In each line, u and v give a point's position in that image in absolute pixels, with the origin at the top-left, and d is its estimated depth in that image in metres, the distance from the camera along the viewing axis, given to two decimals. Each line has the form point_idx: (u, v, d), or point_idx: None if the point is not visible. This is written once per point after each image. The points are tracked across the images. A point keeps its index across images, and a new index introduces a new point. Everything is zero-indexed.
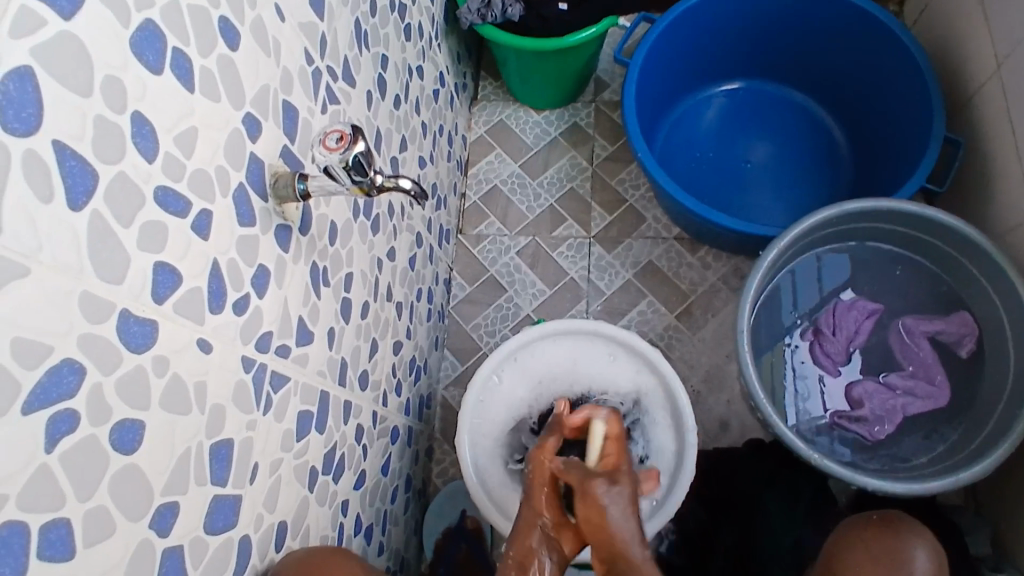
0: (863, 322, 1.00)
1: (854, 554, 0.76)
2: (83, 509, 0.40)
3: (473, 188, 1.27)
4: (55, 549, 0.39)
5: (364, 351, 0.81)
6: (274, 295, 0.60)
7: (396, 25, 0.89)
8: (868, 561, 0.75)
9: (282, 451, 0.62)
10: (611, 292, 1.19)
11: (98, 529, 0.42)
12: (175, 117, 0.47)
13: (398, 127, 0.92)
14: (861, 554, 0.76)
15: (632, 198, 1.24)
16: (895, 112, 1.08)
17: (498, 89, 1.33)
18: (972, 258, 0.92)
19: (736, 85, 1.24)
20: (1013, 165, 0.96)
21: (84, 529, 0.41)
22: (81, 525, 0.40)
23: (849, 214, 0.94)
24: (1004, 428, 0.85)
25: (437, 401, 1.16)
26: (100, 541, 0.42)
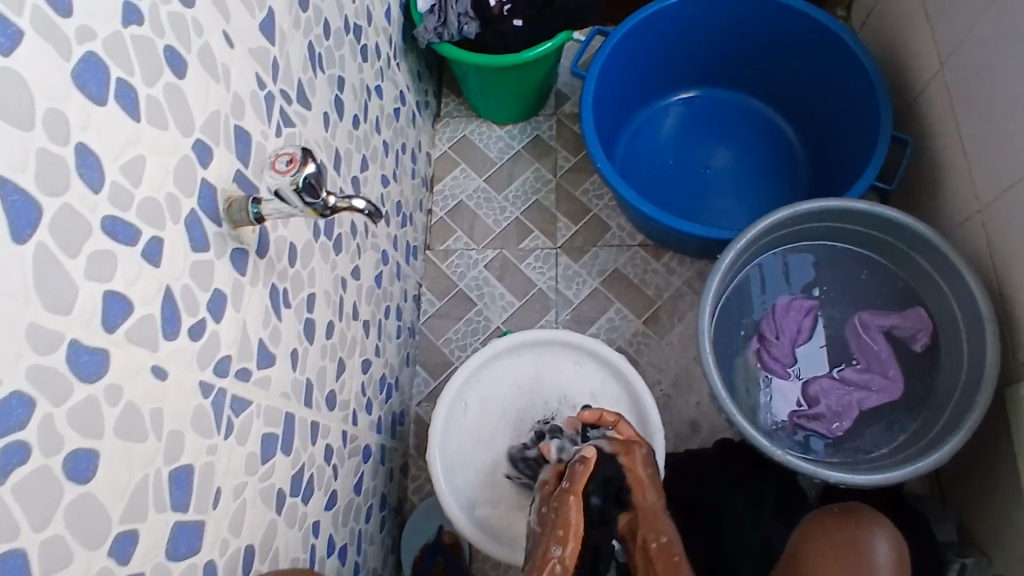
0: (803, 320, 1.02)
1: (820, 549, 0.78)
2: (38, 540, 0.40)
3: (440, 204, 1.28)
4: None
5: (330, 371, 0.82)
6: (231, 319, 0.60)
7: (352, 46, 0.91)
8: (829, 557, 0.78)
9: (246, 474, 0.62)
10: (578, 300, 1.21)
11: (53, 560, 0.42)
12: (122, 145, 0.47)
13: (358, 147, 0.93)
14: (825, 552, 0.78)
15: (596, 208, 1.26)
16: (844, 114, 1.11)
17: (460, 105, 1.35)
18: (923, 253, 0.95)
19: (692, 93, 1.27)
20: (959, 161, 0.99)
21: (39, 560, 0.41)
22: (37, 556, 0.40)
23: (802, 215, 0.97)
24: (961, 415, 0.87)
25: (411, 417, 1.16)
26: (57, 572, 0.42)
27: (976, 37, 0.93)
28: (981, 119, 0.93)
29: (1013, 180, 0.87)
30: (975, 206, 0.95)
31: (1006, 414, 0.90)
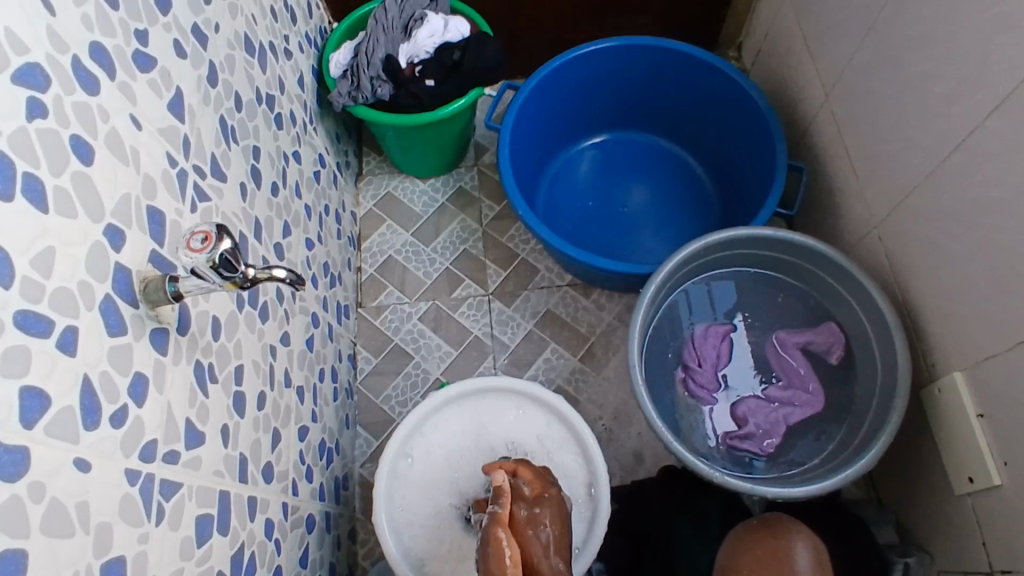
0: (720, 345, 1.08)
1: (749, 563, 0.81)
2: None
3: (369, 261, 1.29)
4: None
5: (265, 442, 0.80)
6: (154, 402, 0.59)
7: (266, 115, 0.92)
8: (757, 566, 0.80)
9: (181, 560, 0.60)
10: (515, 344, 1.22)
11: None
12: (31, 237, 0.47)
13: (279, 213, 0.94)
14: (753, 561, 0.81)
15: (524, 252, 1.29)
16: (743, 147, 1.19)
17: (381, 163, 1.37)
18: (827, 271, 1.01)
19: (603, 137, 1.34)
20: (850, 183, 1.07)
21: None
22: None
23: (716, 245, 1.03)
24: (880, 420, 0.92)
25: (355, 480, 1.14)
26: None
27: (853, 70, 1.02)
28: (865, 143, 1.02)
29: (900, 197, 0.95)
30: (870, 222, 1.03)
31: (923, 414, 0.95)
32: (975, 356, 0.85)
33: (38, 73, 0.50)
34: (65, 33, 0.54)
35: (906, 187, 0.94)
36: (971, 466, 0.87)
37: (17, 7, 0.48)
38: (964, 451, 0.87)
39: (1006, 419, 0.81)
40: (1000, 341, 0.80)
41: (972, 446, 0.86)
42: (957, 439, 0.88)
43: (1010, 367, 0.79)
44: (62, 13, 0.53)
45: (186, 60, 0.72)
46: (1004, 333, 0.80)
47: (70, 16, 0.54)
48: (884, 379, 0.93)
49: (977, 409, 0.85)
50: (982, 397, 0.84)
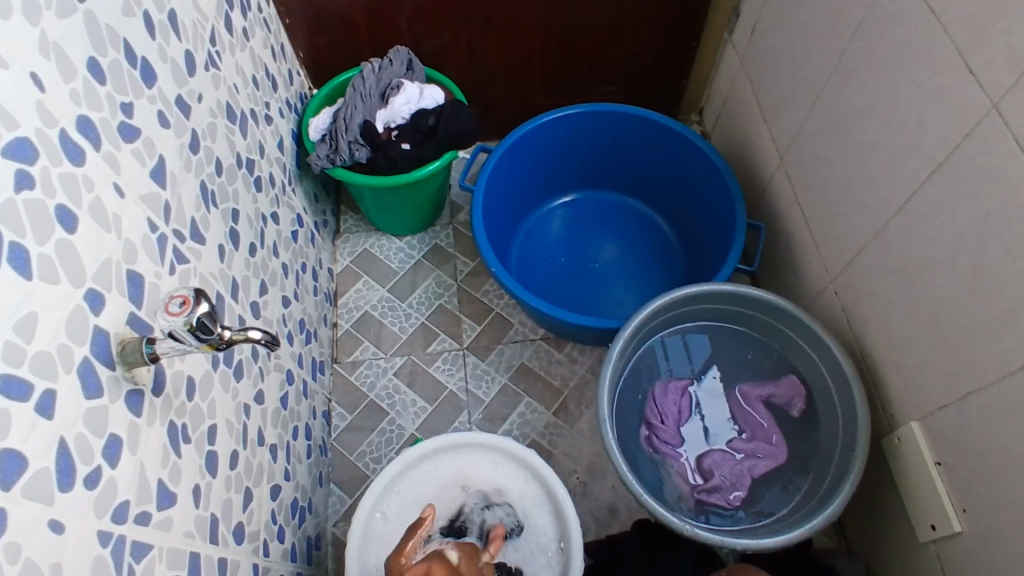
0: (681, 400, 1.10)
1: None
2: None
3: (345, 317, 1.31)
4: None
5: (236, 502, 0.80)
6: (128, 462, 0.59)
7: (245, 179, 0.95)
8: None
9: None
10: (489, 398, 1.24)
11: None
12: (17, 303, 0.49)
13: (256, 273, 0.96)
14: None
15: (498, 307, 1.32)
16: (705, 205, 1.24)
17: (359, 221, 1.41)
18: (788, 325, 1.05)
19: (573, 196, 1.39)
20: (806, 240, 1.13)
21: None
22: None
23: (681, 299, 1.06)
24: (843, 469, 0.94)
25: (328, 539, 1.12)
26: None
27: (803, 136, 1.09)
28: (818, 203, 1.08)
29: (852, 254, 1.00)
30: (826, 277, 1.08)
31: (886, 463, 0.98)
32: (929, 406, 0.88)
33: (27, 148, 0.52)
34: (54, 109, 0.57)
35: (857, 245, 0.99)
36: (933, 513, 0.89)
37: (8, 86, 0.51)
38: (925, 499, 0.90)
39: (962, 467, 0.84)
40: (950, 391, 0.84)
41: (932, 493, 0.89)
42: (918, 486, 0.91)
43: (961, 417, 0.83)
44: (53, 92, 0.57)
45: (169, 130, 0.76)
46: (952, 383, 0.84)
47: (60, 94, 0.58)
48: (846, 430, 0.96)
49: (934, 457, 0.88)
50: (938, 445, 0.88)
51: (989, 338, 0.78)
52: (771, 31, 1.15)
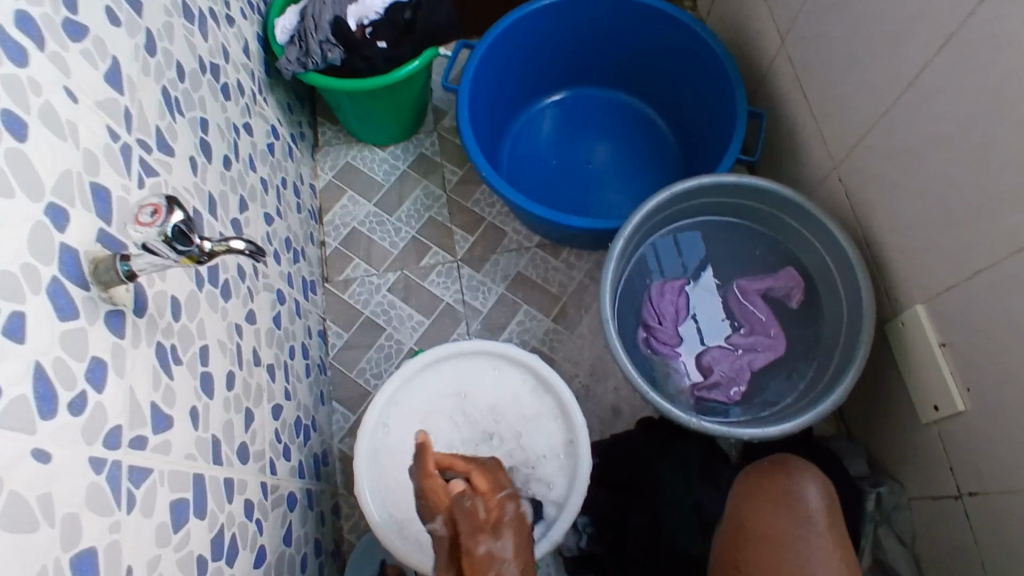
0: (678, 300, 1.07)
1: (762, 510, 0.82)
2: None
3: (332, 234, 1.26)
4: None
5: (237, 423, 0.78)
6: (116, 386, 0.56)
7: (211, 86, 0.88)
8: (767, 505, 0.82)
9: (158, 546, 0.59)
10: (487, 309, 1.21)
11: None
12: None
13: (233, 188, 0.90)
14: (762, 501, 0.83)
15: (490, 216, 1.27)
16: (703, 96, 1.18)
17: (338, 132, 1.33)
18: (791, 215, 1.02)
19: (563, 95, 1.32)
20: (809, 127, 1.07)
21: None
22: None
23: (681, 195, 1.02)
24: (849, 354, 0.93)
25: (335, 455, 1.12)
26: None
27: (806, 14, 1.01)
28: (822, 86, 1.02)
29: (858, 136, 0.96)
30: (830, 164, 1.04)
31: (888, 349, 0.98)
32: (936, 289, 0.87)
33: None
34: None
35: (864, 126, 0.94)
36: (936, 394, 0.89)
37: None
38: (928, 381, 0.90)
39: (968, 348, 0.83)
40: (958, 272, 0.82)
41: (937, 375, 0.89)
42: (924, 369, 0.91)
43: (969, 297, 0.82)
44: None
45: (121, 29, 0.68)
46: (960, 266, 0.82)
47: None
48: (851, 317, 0.95)
49: (939, 338, 0.88)
50: (945, 328, 0.87)
51: (998, 212, 0.75)
52: None
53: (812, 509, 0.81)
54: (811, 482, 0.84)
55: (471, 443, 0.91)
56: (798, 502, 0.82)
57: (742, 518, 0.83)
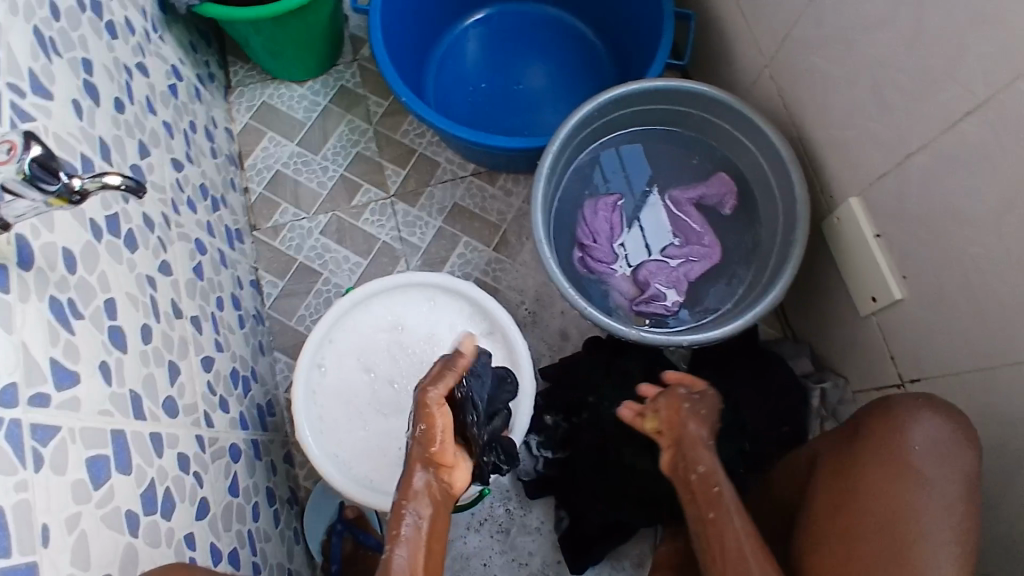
0: (612, 216, 1.04)
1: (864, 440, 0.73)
2: None
3: (255, 179, 1.20)
4: None
5: (161, 377, 0.74)
6: (4, 342, 0.52)
7: (92, 22, 0.81)
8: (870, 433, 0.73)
9: (78, 503, 0.56)
10: (426, 244, 1.18)
11: None
12: None
13: (130, 132, 0.84)
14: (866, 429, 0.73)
15: (420, 147, 1.22)
16: (629, 2, 1.13)
17: (250, 71, 1.25)
18: (722, 118, 1.00)
19: (486, 13, 1.26)
20: (738, 26, 1.04)
21: None
22: None
23: (609, 105, 0.98)
24: (786, 253, 0.94)
25: (283, 405, 1.10)
26: None
27: None
28: None
29: (786, 29, 0.93)
30: (760, 63, 1.01)
31: (824, 246, 0.98)
32: (869, 178, 0.86)
33: None
34: None
35: (791, 18, 0.91)
36: (874, 285, 0.90)
37: None
38: (866, 273, 0.91)
39: (902, 235, 0.84)
40: (889, 158, 0.82)
41: (873, 265, 0.89)
42: (859, 261, 0.91)
43: (900, 184, 0.81)
44: None
45: None
46: (892, 151, 0.81)
47: None
48: (787, 216, 0.95)
49: (874, 230, 0.88)
50: (878, 217, 0.87)
51: (930, 91, 0.74)
52: None
53: (942, 449, 0.69)
54: (934, 414, 0.71)
55: (409, 375, 0.89)
56: (919, 442, 0.69)
57: (848, 454, 0.73)
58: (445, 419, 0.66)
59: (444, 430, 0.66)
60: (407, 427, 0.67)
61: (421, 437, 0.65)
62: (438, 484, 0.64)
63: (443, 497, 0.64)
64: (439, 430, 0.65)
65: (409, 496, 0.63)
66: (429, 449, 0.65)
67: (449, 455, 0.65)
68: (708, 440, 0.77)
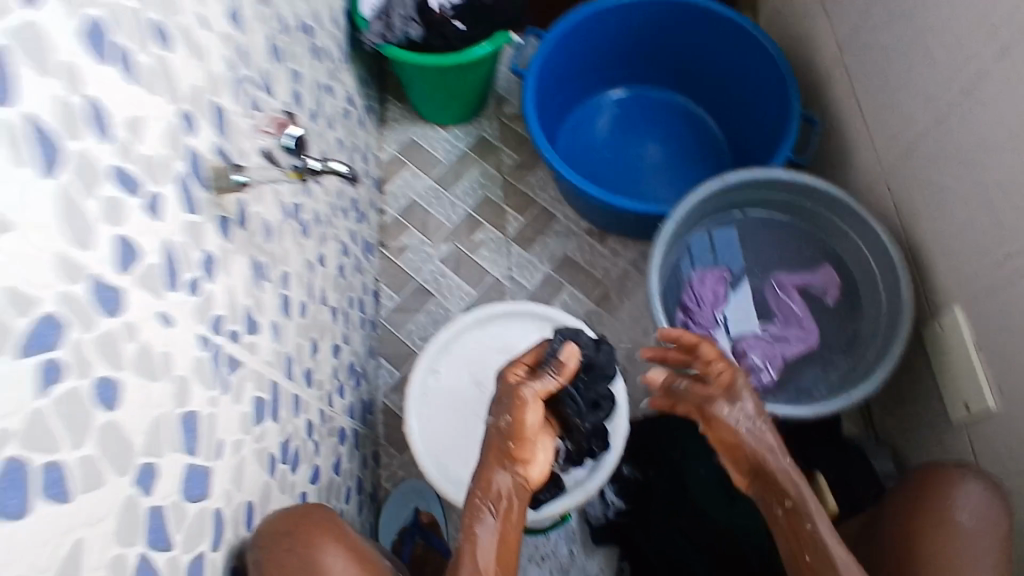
0: (718, 287, 1.10)
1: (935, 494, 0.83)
2: (78, 456, 0.42)
3: (391, 204, 1.33)
4: (52, 492, 0.40)
5: (306, 349, 0.84)
6: (223, 281, 0.63)
7: (307, 46, 0.95)
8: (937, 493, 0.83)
9: (242, 432, 0.64)
10: (533, 286, 1.27)
11: (91, 476, 0.43)
12: (130, 109, 0.50)
13: (316, 140, 0.97)
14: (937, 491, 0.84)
15: (542, 200, 1.33)
16: (757, 100, 1.23)
17: (404, 110, 1.40)
18: (837, 214, 1.06)
19: (622, 92, 1.38)
20: (861, 134, 1.12)
21: (79, 475, 0.42)
22: (77, 471, 0.42)
23: (732, 187, 1.06)
24: (886, 348, 0.97)
25: (379, 408, 1.18)
26: (94, 489, 0.44)
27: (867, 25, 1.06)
28: (875, 95, 1.06)
29: (910, 142, 1.00)
30: (878, 170, 1.08)
31: (923, 350, 1.01)
32: (977, 289, 0.90)
33: None
34: None
35: (917, 133, 0.98)
36: (968, 393, 0.92)
37: None
38: (961, 380, 0.93)
39: (1004, 348, 0.86)
40: (1000, 272, 0.86)
41: (970, 373, 0.91)
42: (956, 367, 0.94)
43: (1011, 296, 0.84)
44: None
45: None
46: (1002, 267, 0.86)
47: None
48: (891, 313, 0.99)
49: (976, 340, 0.91)
50: (982, 328, 0.90)
51: None
52: None
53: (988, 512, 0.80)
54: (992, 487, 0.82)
55: None
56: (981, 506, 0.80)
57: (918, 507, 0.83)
58: (534, 415, 0.71)
59: (528, 426, 0.71)
60: (494, 414, 0.73)
61: (505, 431, 0.71)
62: (517, 479, 0.72)
63: (518, 492, 0.72)
64: (527, 427, 0.71)
65: (485, 490, 0.71)
66: (507, 445, 0.72)
67: (526, 452, 0.72)
68: (777, 451, 0.76)
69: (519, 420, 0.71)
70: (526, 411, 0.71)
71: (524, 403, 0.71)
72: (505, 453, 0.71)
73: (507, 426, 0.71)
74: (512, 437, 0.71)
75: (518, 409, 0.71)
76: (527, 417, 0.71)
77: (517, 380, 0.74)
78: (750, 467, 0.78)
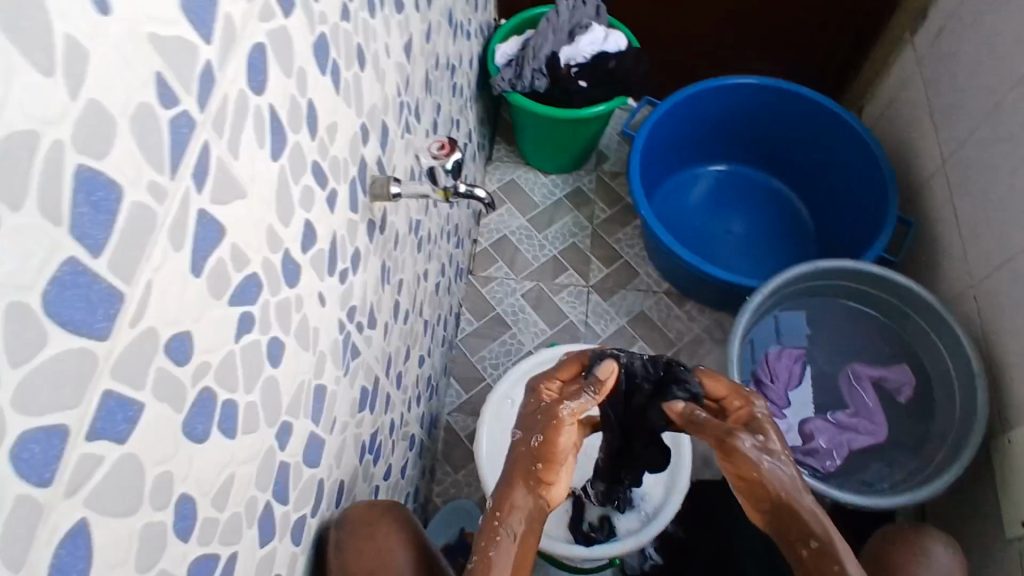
0: (793, 366, 1.15)
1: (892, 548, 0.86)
2: (246, 400, 0.48)
3: (485, 236, 1.40)
4: (226, 425, 0.46)
5: (402, 353, 0.90)
6: (361, 276, 0.69)
7: (449, 82, 1.04)
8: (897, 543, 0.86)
9: (349, 415, 0.70)
10: (606, 335, 1.31)
11: (250, 421, 0.49)
12: (332, 117, 0.58)
13: None
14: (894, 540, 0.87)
15: (627, 256, 1.39)
16: (853, 195, 1.27)
17: (510, 152, 1.49)
18: (922, 316, 1.08)
19: (721, 168, 1.44)
20: (954, 244, 1.14)
21: (243, 418, 0.48)
22: (242, 413, 0.48)
23: (820, 273, 1.10)
24: (954, 454, 0.97)
25: (442, 424, 1.23)
26: (250, 433, 0.50)
27: (974, 140, 1.09)
28: (974, 209, 1.09)
29: (1004, 259, 1.01)
30: (968, 281, 1.09)
31: (990, 465, 1.00)
32: None
33: None
34: None
35: (1013, 251, 1.00)
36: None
37: None
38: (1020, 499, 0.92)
39: None
40: None
41: None
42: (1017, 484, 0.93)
43: None
44: None
45: (420, 15, 0.83)
46: None
47: None
48: (963, 421, 0.99)
49: None
50: None
51: None
52: (957, 36, 1.16)
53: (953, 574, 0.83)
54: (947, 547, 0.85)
55: None
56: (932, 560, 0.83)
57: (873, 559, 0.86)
58: (570, 437, 0.60)
59: (561, 447, 0.60)
60: (523, 432, 0.61)
61: (534, 451, 0.59)
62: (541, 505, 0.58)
63: (540, 521, 0.59)
64: (562, 449, 0.59)
65: (504, 514, 0.58)
66: (536, 466, 0.59)
67: (556, 475, 0.59)
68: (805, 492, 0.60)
69: (553, 436, 0.59)
70: (563, 427, 0.60)
71: (559, 421, 0.61)
72: (532, 476, 0.59)
73: (535, 443, 0.60)
74: (540, 456, 0.59)
75: (550, 425, 0.60)
76: (562, 436, 0.60)
77: (551, 397, 0.64)
78: (773, 511, 0.59)
